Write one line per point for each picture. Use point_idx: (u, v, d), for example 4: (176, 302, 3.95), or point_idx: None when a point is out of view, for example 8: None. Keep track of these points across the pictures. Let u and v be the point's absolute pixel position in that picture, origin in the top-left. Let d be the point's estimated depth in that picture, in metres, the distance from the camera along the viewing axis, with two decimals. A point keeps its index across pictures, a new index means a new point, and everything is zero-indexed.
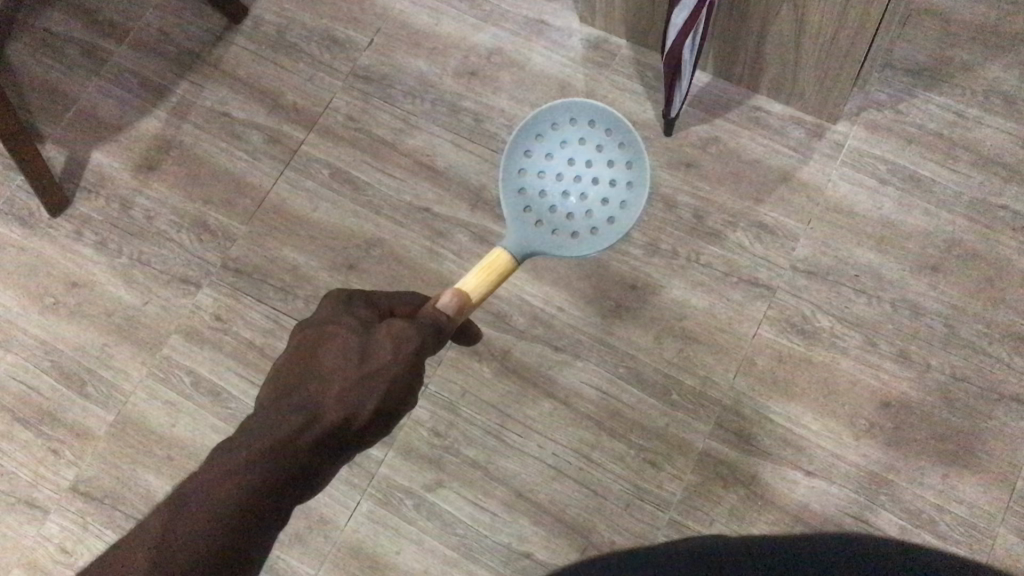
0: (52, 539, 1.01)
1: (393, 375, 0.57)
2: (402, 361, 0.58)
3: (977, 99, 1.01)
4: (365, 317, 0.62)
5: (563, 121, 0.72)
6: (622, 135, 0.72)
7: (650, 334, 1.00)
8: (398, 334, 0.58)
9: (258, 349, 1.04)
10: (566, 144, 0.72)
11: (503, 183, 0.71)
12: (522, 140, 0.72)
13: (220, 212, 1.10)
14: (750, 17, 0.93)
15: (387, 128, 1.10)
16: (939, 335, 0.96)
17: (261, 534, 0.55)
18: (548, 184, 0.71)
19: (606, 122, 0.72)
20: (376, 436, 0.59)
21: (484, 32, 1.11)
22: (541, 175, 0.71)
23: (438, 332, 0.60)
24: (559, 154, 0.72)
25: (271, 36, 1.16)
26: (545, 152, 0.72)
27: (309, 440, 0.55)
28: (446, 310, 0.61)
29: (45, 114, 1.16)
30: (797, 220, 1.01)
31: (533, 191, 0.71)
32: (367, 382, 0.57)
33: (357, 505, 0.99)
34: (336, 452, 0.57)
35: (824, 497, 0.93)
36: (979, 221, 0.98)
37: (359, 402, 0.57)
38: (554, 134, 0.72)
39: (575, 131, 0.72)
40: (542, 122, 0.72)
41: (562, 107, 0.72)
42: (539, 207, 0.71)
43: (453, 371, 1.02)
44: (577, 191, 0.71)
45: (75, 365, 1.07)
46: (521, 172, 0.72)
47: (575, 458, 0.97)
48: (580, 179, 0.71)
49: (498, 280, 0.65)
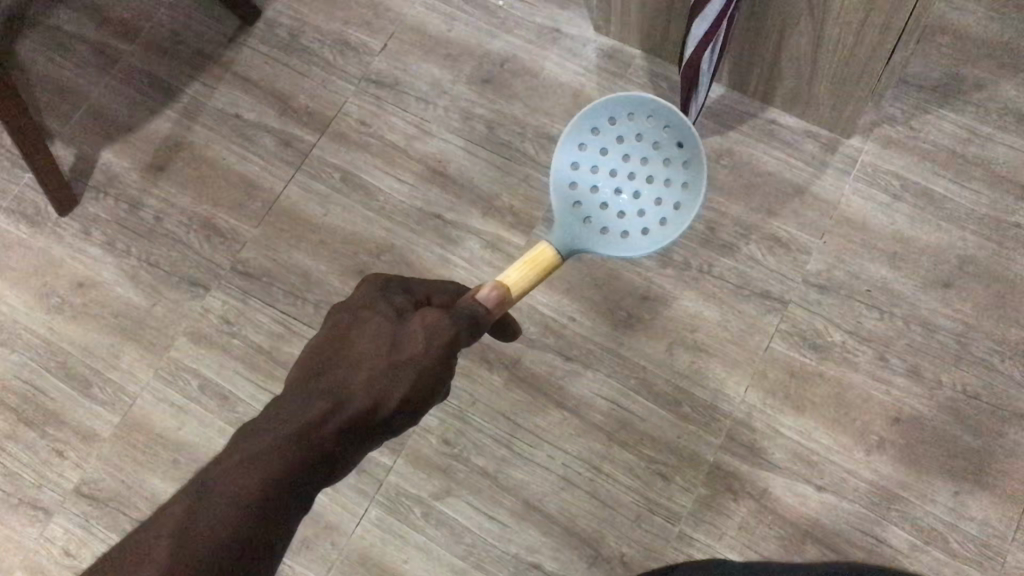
0: (55, 541, 1.00)
1: (421, 365, 0.57)
2: (433, 355, 0.57)
3: (990, 116, 1.02)
4: (401, 306, 0.62)
5: (621, 115, 0.71)
6: (682, 133, 0.71)
7: (662, 344, 0.99)
8: (431, 324, 0.58)
9: (267, 353, 1.03)
10: (621, 140, 0.71)
11: (555, 174, 0.71)
12: (578, 131, 0.71)
13: (229, 214, 1.09)
14: (767, 31, 0.93)
15: (399, 134, 1.10)
16: (951, 352, 0.96)
17: (281, 525, 0.55)
18: (600, 181, 0.70)
19: (666, 118, 0.70)
20: (401, 426, 0.59)
21: (498, 39, 1.11)
22: (593, 171, 0.71)
23: (473, 324, 0.58)
24: (614, 149, 0.71)
25: (284, 39, 1.15)
26: (600, 146, 0.71)
27: (332, 428, 0.55)
28: (485, 302, 0.58)
29: (54, 112, 1.16)
30: (809, 234, 1.01)
31: (585, 185, 0.70)
32: (395, 371, 0.57)
33: (365, 512, 0.98)
34: (361, 441, 0.57)
35: (835, 513, 0.93)
36: (991, 238, 0.98)
37: (386, 390, 0.57)
38: (610, 128, 0.71)
39: (632, 126, 0.71)
40: (599, 115, 0.70)
41: (623, 99, 0.70)
42: (589, 203, 0.70)
43: (464, 379, 1.01)
44: (631, 189, 0.70)
45: (80, 365, 1.06)
46: (573, 166, 0.71)
47: (585, 469, 0.97)
48: (634, 178, 0.70)
49: (545, 270, 0.61)
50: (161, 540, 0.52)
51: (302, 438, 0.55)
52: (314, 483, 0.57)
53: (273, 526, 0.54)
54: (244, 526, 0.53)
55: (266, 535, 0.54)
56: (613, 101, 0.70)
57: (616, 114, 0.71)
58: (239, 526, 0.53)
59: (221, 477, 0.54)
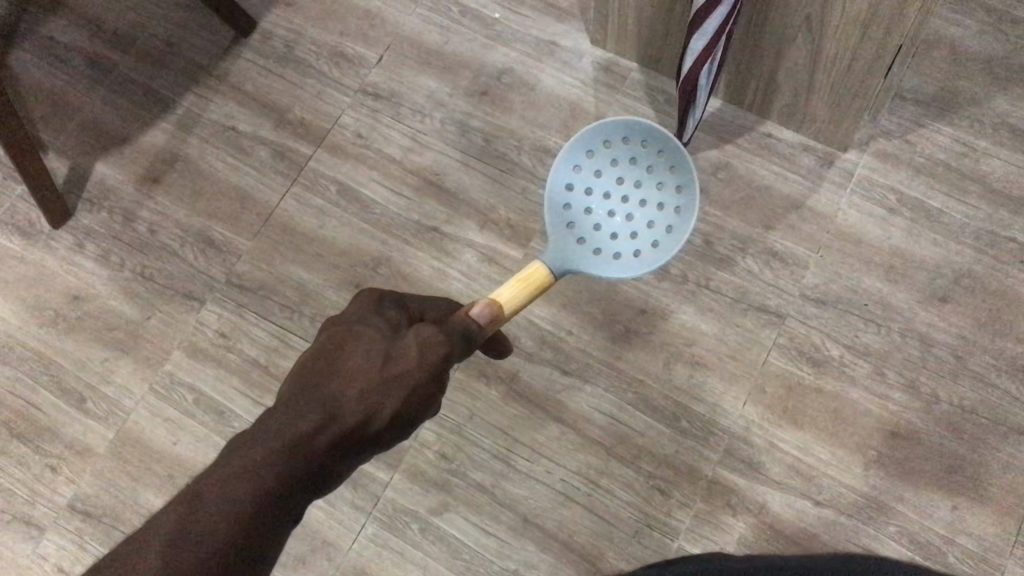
0: (49, 558, 0.99)
1: (415, 381, 0.57)
2: (427, 368, 0.58)
3: (985, 131, 1.02)
4: (393, 320, 0.63)
5: (616, 139, 0.73)
6: (674, 157, 0.74)
7: (659, 358, 0.99)
8: (426, 339, 0.59)
9: (262, 367, 1.02)
10: (615, 163, 0.73)
11: (549, 195, 0.72)
12: (573, 153, 0.73)
13: (225, 227, 1.09)
14: (764, 45, 0.93)
15: (395, 146, 1.09)
16: (948, 365, 0.96)
17: (271, 535, 0.55)
18: (594, 203, 0.72)
19: (660, 143, 0.73)
20: (393, 439, 0.59)
21: (495, 52, 1.11)
22: (587, 193, 0.72)
23: (467, 340, 0.59)
24: (608, 172, 0.73)
25: (279, 50, 1.15)
26: (594, 169, 0.73)
27: (327, 440, 0.55)
28: (477, 320, 0.60)
29: (48, 123, 1.15)
30: (807, 248, 1.01)
31: (578, 207, 0.72)
32: (389, 384, 0.57)
33: (362, 528, 0.98)
34: (351, 454, 0.57)
35: (834, 528, 0.92)
36: (987, 252, 0.98)
37: (379, 403, 0.57)
38: (604, 152, 0.73)
39: (625, 150, 0.74)
40: (594, 138, 0.73)
41: (619, 123, 0.73)
42: (583, 223, 0.71)
43: (461, 393, 1.01)
44: (624, 211, 0.72)
45: (74, 380, 1.05)
46: (568, 188, 0.72)
47: (583, 484, 0.97)
48: (627, 201, 0.72)
49: (535, 293, 0.63)
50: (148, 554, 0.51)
51: (297, 447, 0.54)
52: (301, 493, 0.56)
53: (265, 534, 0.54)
54: (235, 536, 0.53)
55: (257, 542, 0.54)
56: (610, 125, 0.72)
57: (611, 138, 0.73)
58: (230, 537, 0.53)
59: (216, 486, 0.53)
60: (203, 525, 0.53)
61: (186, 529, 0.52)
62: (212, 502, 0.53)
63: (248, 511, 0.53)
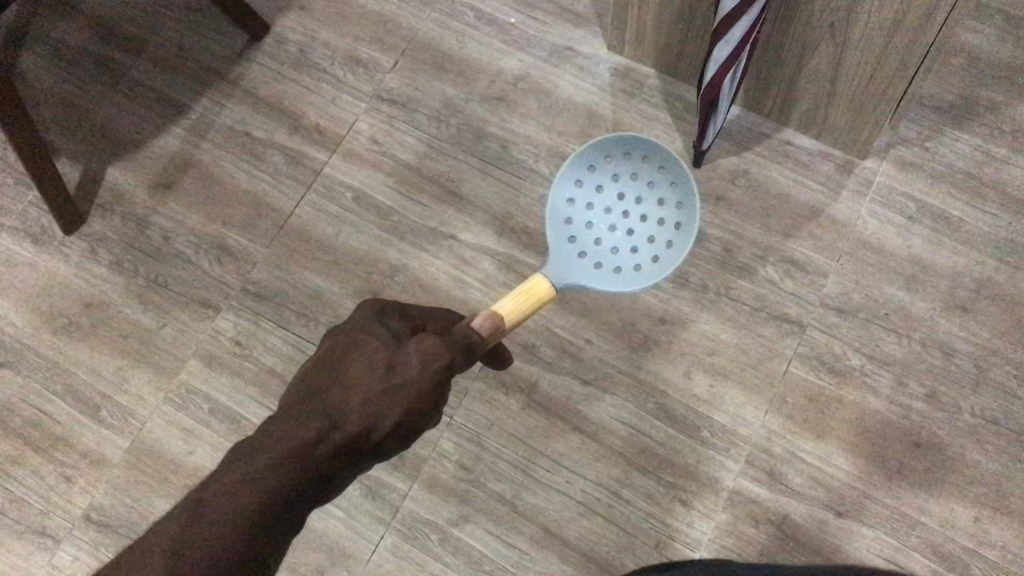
0: (64, 569, 0.98)
1: (418, 390, 0.57)
2: (429, 378, 0.57)
3: (1005, 139, 1.02)
4: (397, 330, 0.62)
5: (617, 155, 0.73)
6: (674, 173, 0.74)
7: (679, 367, 0.99)
8: (429, 350, 0.58)
9: (278, 376, 1.01)
10: (617, 178, 0.73)
11: (550, 210, 0.72)
12: (574, 169, 0.73)
13: (239, 234, 1.08)
14: (785, 54, 0.92)
15: (411, 152, 1.08)
16: (969, 376, 0.95)
17: (274, 543, 0.55)
18: (595, 217, 0.72)
19: (661, 159, 0.74)
20: (394, 447, 0.59)
21: (511, 57, 1.10)
22: (588, 208, 0.72)
23: (468, 352, 0.59)
24: (609, 188, 0.73)
25: (293, 55, 1.14)
26: (596, 184, 0.73)
27: (328, 448, 0.55)
28: (480, 331, 0.59)
29: (59, 127, 1.14)
30: (827, 257, 1.00)
31: (579, 222, 0.72)
32: (391, 394, 0.57)
33: (381, 539, 0.97)
34: (352, 461, 0.57)
35: (857, 539, 0.92)
36: (1009, 261, 0.98)
37: (380, 413, 0.57)
38: (606, 167, 0.74)
39: (626, 166, 0.74)
40: (595, 154, 0.73)
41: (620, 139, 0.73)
42: (584, 237, 0.71)
43: (479, 403, 1.00)
44: (625, 226, 0.72)
45: (88, 388, 1.04)
46: (569, 203, 0.73)
47: (603, 494, 0.96)
48: (628, 215, 0.72)
49: (537, 307, 0.63)
50: (156, 555, 0.50)
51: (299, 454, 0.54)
52: (302, 501, 0.56)
53: (271, 540, 0.54)
54: (241, 541, 0.52)
55: (263, 546, 0.54)
56: (610, 141, 0.73)
57: (611, 153, 0.73)
58: (236, 542, 0.52)
59: (220, 491, 0.53)
60: (209, 527, 0.52)
61: (193, 531, 0.52)
62: (215, 509, 0.52)
63: (255, 516, 0.53)
